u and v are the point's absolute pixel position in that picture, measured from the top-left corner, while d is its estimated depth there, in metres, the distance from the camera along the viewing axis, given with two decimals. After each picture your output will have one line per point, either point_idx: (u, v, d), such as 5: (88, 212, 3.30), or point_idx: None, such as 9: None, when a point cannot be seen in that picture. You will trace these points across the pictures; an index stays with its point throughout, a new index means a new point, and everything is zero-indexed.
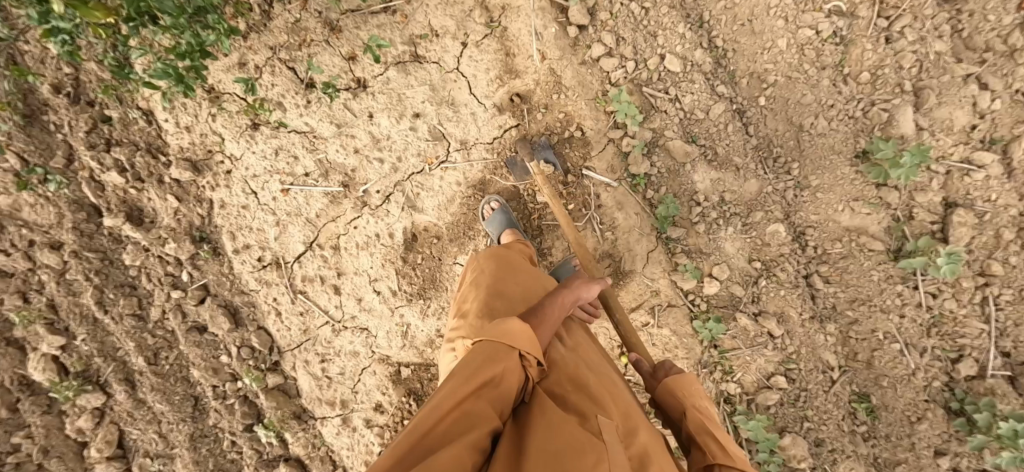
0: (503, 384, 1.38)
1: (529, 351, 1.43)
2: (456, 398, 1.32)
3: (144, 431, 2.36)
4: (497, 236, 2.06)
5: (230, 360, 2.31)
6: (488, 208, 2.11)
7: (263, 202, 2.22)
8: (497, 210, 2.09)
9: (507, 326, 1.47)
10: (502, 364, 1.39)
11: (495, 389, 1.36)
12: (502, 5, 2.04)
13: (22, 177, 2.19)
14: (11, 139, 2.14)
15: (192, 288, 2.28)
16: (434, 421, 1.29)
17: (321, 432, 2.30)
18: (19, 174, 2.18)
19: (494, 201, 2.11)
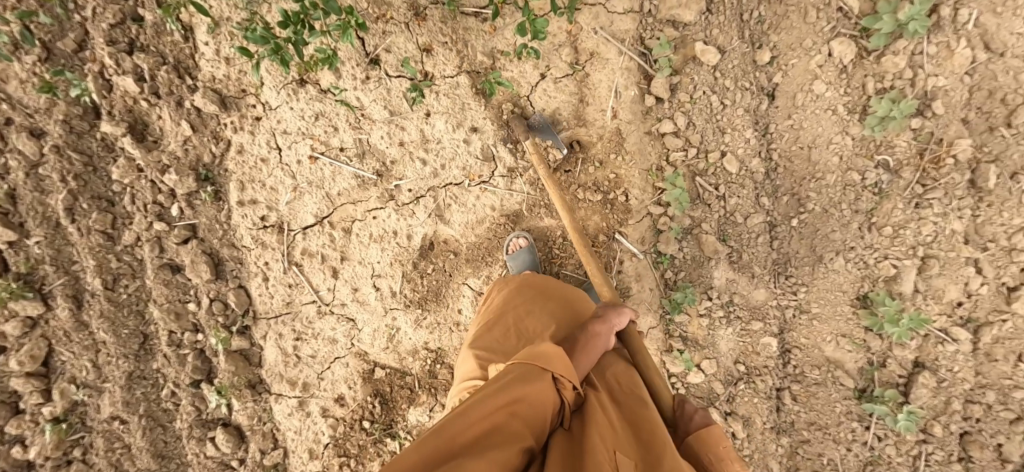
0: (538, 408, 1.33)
1: (564, 376, 1.39)
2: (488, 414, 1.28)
3: (76, 356, 2.17)
4: (516, 274, 2.06)
5: (198, 310, 2.17)
6: (515, 244, 2.09)
7: (284, 161, 2.09)
8: (523, 248, 2.08)
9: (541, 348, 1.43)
10: (536, 384, 1.34)
11: (529, 410, 1.31)
12: (592, 51, 2.03)
13: (19, 48, 1.95)
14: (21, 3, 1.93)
15: (179, 225, 2.12)
16: (462, 435, 1.24)
17: (271, 407, 2.22)
18: (16, 43, 1.94)
19: (523, 238, 2.09)
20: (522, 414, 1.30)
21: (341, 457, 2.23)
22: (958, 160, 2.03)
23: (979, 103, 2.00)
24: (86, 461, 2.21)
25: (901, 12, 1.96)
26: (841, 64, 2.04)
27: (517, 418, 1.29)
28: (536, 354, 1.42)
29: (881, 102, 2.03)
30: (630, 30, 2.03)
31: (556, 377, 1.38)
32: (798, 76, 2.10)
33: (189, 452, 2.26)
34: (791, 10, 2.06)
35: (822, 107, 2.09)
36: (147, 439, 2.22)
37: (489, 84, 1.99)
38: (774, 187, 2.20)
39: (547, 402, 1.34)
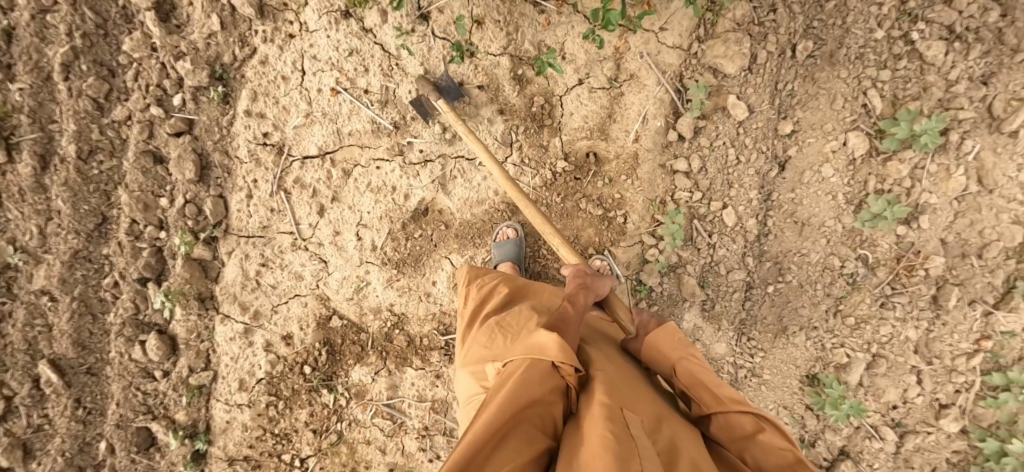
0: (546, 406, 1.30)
1: (566, 364, 1.35)
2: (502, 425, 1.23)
3: (23, 218, 2.03)
4: (497, 262, 2.05)
5: (168, 207, 2.07)
6: (504, 233, 2.09)
7: (305, 85, 2.03)
8: (511, 239, 2.07)
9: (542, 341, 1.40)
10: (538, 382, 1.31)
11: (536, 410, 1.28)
12: (632, 73, 2.07)
13: None
14: None
15: (176, 116, 2.02)
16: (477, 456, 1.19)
17: (214, 327, 2.14)
18: None
19: (513, 228, 2.09)
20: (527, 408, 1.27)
21: (271, 396, 2.15)
22: (928, 274, 2.16)
23: (959, 229, 2.13)
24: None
25: (915, 124, 2.09)
26: (851, 156, 2.13)
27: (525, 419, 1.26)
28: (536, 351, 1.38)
29: (877, 200, 2.14)
30: (672, 64, 2.07)
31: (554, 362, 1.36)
32: (812, 155, 2.18)
33: (113, 350, 2.14)
34: (822, 93, 2.14)
35: (824, 190, 2.17)
36: (72, 324, 2.09)
37: (540, 64, 2.03)
38: (761, 251, 2.28)
39: (552, 397, 1.31)
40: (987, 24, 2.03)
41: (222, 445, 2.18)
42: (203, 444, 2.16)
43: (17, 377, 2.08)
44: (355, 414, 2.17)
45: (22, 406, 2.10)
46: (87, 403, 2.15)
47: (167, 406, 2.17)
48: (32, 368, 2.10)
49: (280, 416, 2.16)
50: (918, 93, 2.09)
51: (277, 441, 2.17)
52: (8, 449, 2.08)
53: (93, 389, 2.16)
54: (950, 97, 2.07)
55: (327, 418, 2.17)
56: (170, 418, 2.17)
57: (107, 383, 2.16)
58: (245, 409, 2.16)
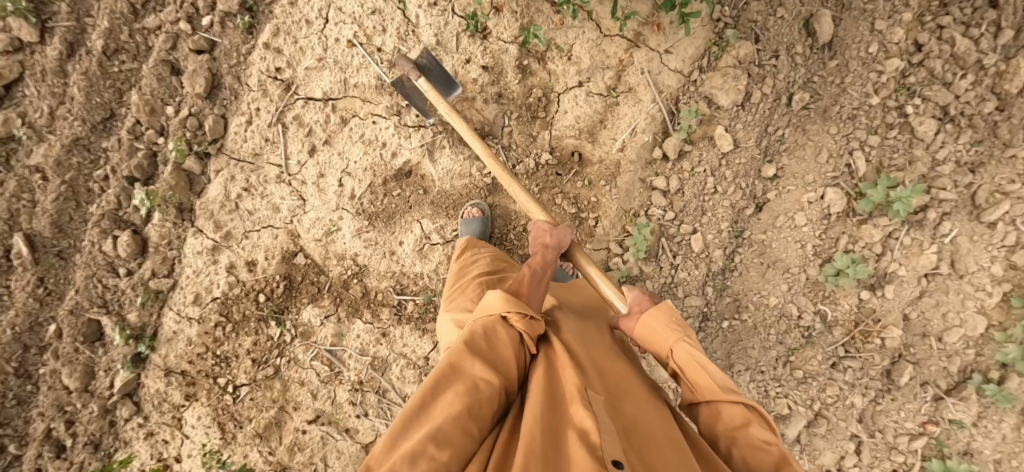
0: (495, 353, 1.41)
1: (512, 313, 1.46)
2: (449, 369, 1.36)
3: (40, 97, 2.18)
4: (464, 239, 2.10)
5: (172, 117, 2.18)
6: (469, 211, 2.14)
7: (325, 32, 2.13)
8: (476, 216, 2.12)
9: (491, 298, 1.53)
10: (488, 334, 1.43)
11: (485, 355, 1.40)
12: (631, 86, 2.14)
13: None
14: None
15: (200, 35, 2.14)
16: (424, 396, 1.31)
17: (186, 238, 2.22)
18: None
19: (478, 207, 2.14)
20: (484, 355, 1.39)
21: (221, 316, 2.21)
22: (884, 344, 2.17)
23: (923, 307, 2.15)
24: None
25: (893, 190, 2.13)
26: (826, 210, 2.17)
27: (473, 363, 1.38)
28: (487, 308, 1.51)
29: (843, 256, 2.16)
30: (671, 84, 2.14)
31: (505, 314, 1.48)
32: (789, 202, 2.21)
33: (87, 239, 2.25)
34: (809, 144, 2.19)
35: (795, 237, 2.20)
36: (55, 207, 2.22)
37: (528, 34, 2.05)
38: (723, 285, 2.29)
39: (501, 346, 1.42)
40: (981, 114, 2.06)
41: (164, 353, 2.25)
42: (146, 349, 2.24)
43: None
44: (296, 353, 2.21)
45: None
46: (48, 284, 2.28)
47: (122, 304, 2.26)
48: (8, 239, 2.23)
49: (225, 339, 2.22)
50: (903, 164, 2.14)
51: (217, 362, 2.24)
52: None
53: (59, 272, 2.28)
54: (935, 174, 2.11)
55: (269, 350, 2.21)
56: (122, 316, 2.26)
57: (72, 269, 2.29)
58: (194, 323, 2.22)
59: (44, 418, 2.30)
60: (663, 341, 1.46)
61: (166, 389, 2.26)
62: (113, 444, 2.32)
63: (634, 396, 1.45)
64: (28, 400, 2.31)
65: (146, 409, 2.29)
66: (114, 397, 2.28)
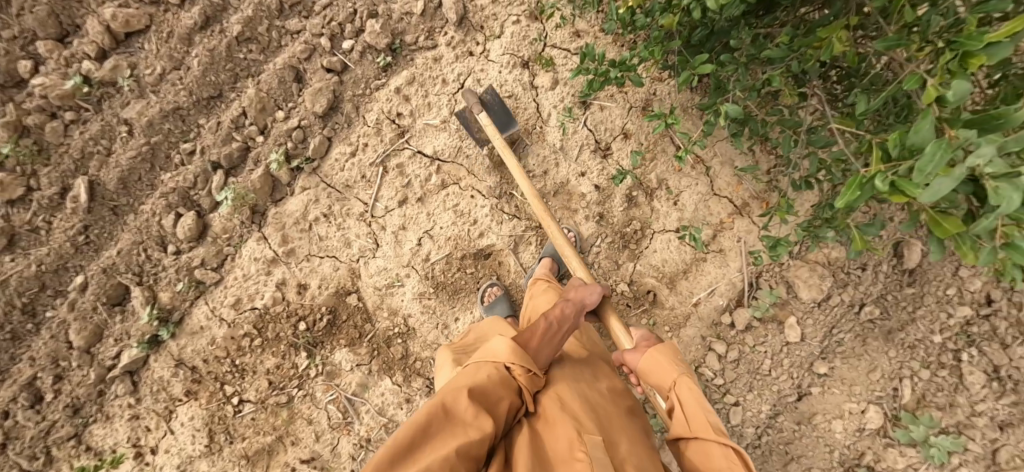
0: (495, 397, 1.43)
1: (515, 365, 1.50)
2: (445, 411, 1.37)
3: (156, 56, 2.15)
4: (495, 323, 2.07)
5: (279, 121, 2.15)
6: (489, 292, 2.12)
7: (457, 97, 2.13)
8: (497, 296, 2.10)
9: (495, 345, 1.56)
10: (488, 378, 1.46)
11: (486, 396, 1.42)
12: (722, 248, 2.18)
13: None
14: None
15: (337, 56, 2.13)
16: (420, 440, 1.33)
17: (247, 240, 2.16)
18: None
19: (495, 285, 2.12)
20: (485, 398, 1.42)
21: (253, 329, 2.14)
22: None
23: None
24: (65, 127, 2.16)
25: (932, 432, 2.16)
26: (863, 425, 2.20)
27: (472, 400, 1.39)
28: (489, 354, 1.55)
29: None
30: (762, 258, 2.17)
31: (508, 364, 1.51)
32: (830, 403, 2.23)
33: (148, 205, 2.18)
34: (865, 357, 2.23)
35: (826, 440, 2.22)
36: (128, 163, 2.16)
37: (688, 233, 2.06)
38: None
39: (502, 390, 1.45)
40: None
41: (182, 343, 2.17)
42: (166, 334, 2.16)
43: (51, 177, 2.16)
44: (315, 390, 2.15)
45: (36, 204, 2.16)
46: (91, 234, 2.19)
47: (158, 280, 2.18)
48: (70, 178, 2.18)
49: (249, 351, 2.15)
50: (943, 403, 2.18)
51: (231, 370, 2.16)
52: None
53: (105, 226, 2.20)
54: (969, 423, 2.14)
55: (289, 378, 2.15)
56: (154, 292, 2.18)
57: (120, 228, 2.21)
58: (224, 325, 2.15)
59: (34, 365, 2.18)
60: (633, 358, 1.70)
61: (169, 380, 2.16)
62: (92, 415, 2.20)
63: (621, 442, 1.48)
64: (22, 338, 2.20)
65: (142, 391, 2.19)
66: (114, 369, 2.18)
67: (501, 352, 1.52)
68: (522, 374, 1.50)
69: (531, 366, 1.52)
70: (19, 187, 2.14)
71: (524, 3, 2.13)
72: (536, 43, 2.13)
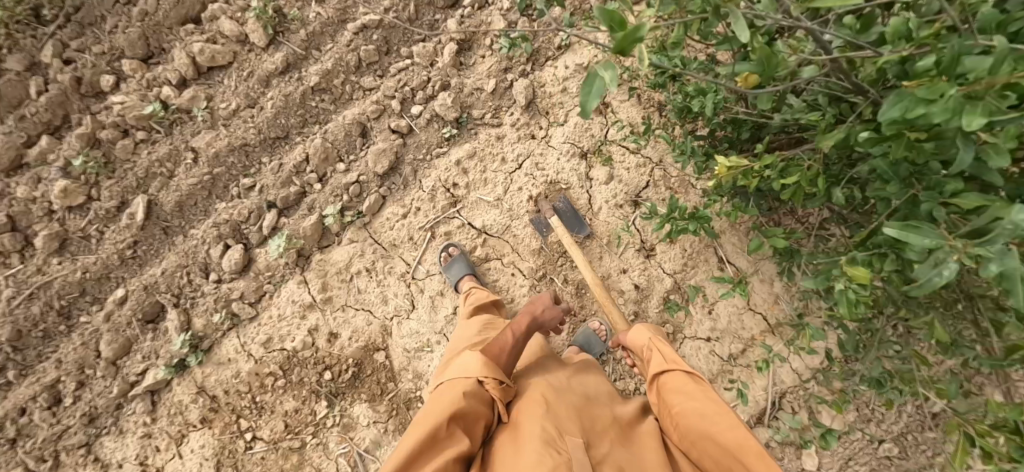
0: (471, 413, 1.48)
1: (487, 380, 1.54)
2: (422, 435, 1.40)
3: (233, 92, 2.24)
4: None
5: (339, 172, 2.22)
6: (444, 256, 2.16)
7: (514, 177, 2.19)
8: (452, 257, 2.14)
9: (466, 364, 1.58)
10: (461, 393, 1.49)
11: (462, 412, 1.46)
12: (749, 364, 2.19)
13: None
14: None
15: (405, 120, 2.21)
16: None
17: (288, 281, 2.21)
18: None
19: (450, 249, 2.16)
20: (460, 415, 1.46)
21: (278, 369, 2.17)
22: None
23: None
24: (135, 146, 2.24)
25: None
26: None
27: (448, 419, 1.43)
28: (462, 370, 1.58)
29: None
30: (789, 381, 2.17)
31: (481, 380, 1.54)
32: None
33: (199, 231, 2.25)
34: None
35: None
36: (188, 189, 2.23)
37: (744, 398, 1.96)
38: None
39: (477, 404, 1.50)
40: None
41: (207, 371, 2.20)
42: (193, 360, 2.20)
43: (112, 190, 2.23)
44: (328, 440, 2.16)
45: (93, 213, 2.24)
46: (139, 249, 2.26)
47: (195, 305, 2.23)
48: (130, 193, 2.25)
49: (271, 389, 2.18)
50: None
51: (249, 405, 2.18)
52: (50, 236, 2.22)
53: (154, 243, 2.26)
54: None
55: (305, 424, 2.16)
56: (189, 317, 2.22)
57: (167, 248, 2.27)
58: (251, 361, 2.18)
59: (59, 368, 2.22)
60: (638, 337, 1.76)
61: (188, 404, 2.18)
62: (107, 426, 2.22)
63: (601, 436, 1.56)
64: (53, 338, 2.26)
65: (160, 412, 2.21)
66: (137, 386, 2.21)
67: (473, 368, 1.55)
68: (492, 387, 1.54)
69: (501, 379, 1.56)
70: (80, 195, 2.22)
71: (592, 97, 2.21)
72: (598, 137, 2.19)
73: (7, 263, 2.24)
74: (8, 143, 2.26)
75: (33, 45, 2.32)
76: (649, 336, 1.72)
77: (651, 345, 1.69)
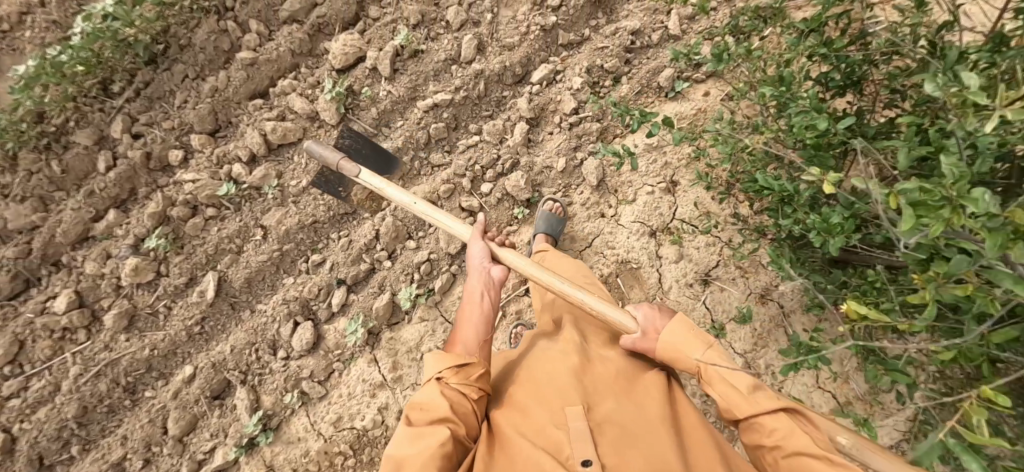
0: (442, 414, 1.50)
1: (447, 372, 1.55)
2: (400, 452, 1.43)
3: (304, 170, 2.27)
4: None
5: (409, 249, 2.24)
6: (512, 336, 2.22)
7: (584, 256, 2.24)
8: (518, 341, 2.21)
9: (427, 364, 1.61)
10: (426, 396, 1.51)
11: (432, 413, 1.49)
12: None
13: (537, 19, 2.28)
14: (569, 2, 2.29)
15: (476, 199, 2.24)
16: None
17: (358, 358, 2.22)
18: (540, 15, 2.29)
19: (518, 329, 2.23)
20: (431, 419, 1.48)
21: (348, 448, 2.12)
22: None
23: None
24: (204, 223, 2.26)
25: None
26: None
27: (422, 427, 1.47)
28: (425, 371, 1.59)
29: None
30: None
31: (442, 374, 1.55)
32: None
33: (268, 307, 2.25)
34: None
35: None
36: (257, 265, 2.24)
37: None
38: None
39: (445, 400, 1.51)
40: None
41: (275, 450, 2.17)
42: (262, 438, 2.17)
43: (181, 267, 2.24)
44: None
45: (162, 289, 2.24)
46: (206, 325, 2.26)
47: (263, 382, 2.22)
48: (199, 269, 2.25)
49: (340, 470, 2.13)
50: None
51: None
52: (119, 314, 2.22)
53: (222, 319, 2.27)
54: None
55: None
56: (257, 394, 2.21)
57: (235, 324, 2.27)
58: (320, 439, 2.15)
59: (125, 447, 2.19)
60: (688, 353, 1.55)
61: None
62: None
63: (605, 395, 1.57)
64: (118, 413, 2.24)
65: None
66: (205, 465, 2.19)
67: (431, 368, 1.57)
68: (456, 379, 1.55)
69: (461, 364, 1.56)
70: (149, 271, 2.22)
71: (660, 176, 2.23)
72: (666, 215, 2.21)
73: (74, 339, 2.23)
74: (76, 218, 2.27)
75: (102, 119, 2.35)
76: (698, 361, 1.52)
77: (712, 371, 1.48)
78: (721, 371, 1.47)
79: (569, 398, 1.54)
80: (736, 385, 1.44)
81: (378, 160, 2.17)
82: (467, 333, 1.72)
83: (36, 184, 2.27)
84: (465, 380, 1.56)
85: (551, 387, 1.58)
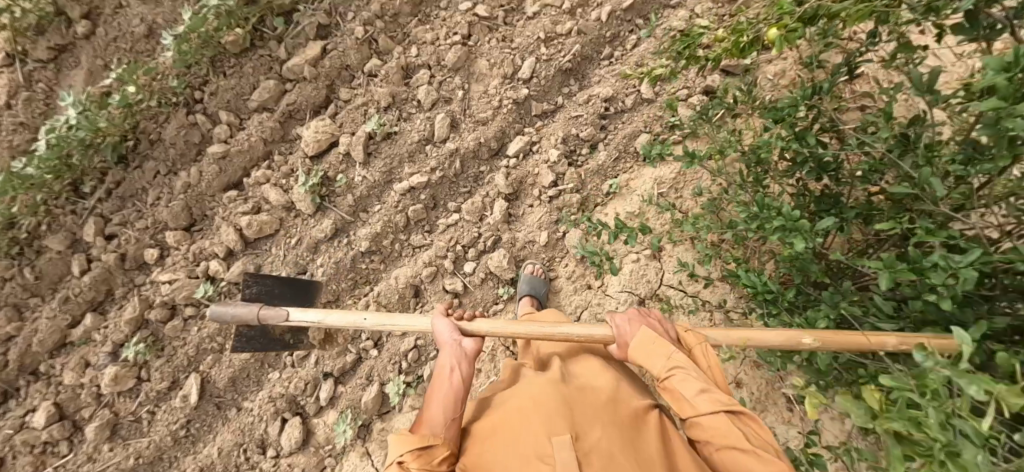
0: None
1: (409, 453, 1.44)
2: None
3: (283, 262, 2.25)
4: None
5: (395, 336, 2.20)
6: None
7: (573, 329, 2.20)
8: None
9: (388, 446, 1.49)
10: None
11: None
12: None
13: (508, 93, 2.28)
14: (539, 75, 2.29)
15: (458, 278, 2.20)
16: None
17: (350, 452, 2.15)
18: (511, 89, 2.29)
19: None
20: None
21: None
22: None
23: None
24: (184, 323, 2.22)
25: None
26: None
27: None
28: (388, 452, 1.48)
29: None
30: None
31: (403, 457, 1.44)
32: None
33: (254, 405, 2.19)
34: None
35: None
36: (240, 363, 2.19)
37: None
38: None
39: None
40: None
41: None
42: None
43: (163, 371, 2.19)
44: None
45: (145, 395, 2.19)
46: (192, 428, 2.20)
47: None
48: (181, 372, 2.21)
49: None
50: None
51: None
52: (101, 425, 2.16)
53: (208, 420, 2.21)
54: None
55: None
56: None
57: (221, 424, 2.21)
58: None
59: None
60: (655, 363, 1.53)
61: None
62: None
63: (592, 422, 1.47)
64: None
65: None
66: None
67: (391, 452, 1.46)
68: (419, 454, 1.44)
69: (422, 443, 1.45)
70: (130, 378, 2.17)
71: (644, 242, 2.21)
72: (654, 283, 2.17)
73: (56, 452, 2.16)
74: (52, 326, 2.20)
75: (74, 221, 2.30)
76: (665, 370, 1.50)
77: (674, 379, 1.47)
78: (690, 377, 1.46)
79: (547, 428, 1.43)
80: (703, 397, 1.41)
81: (293, 292, 2.04)
82: (444, 387, 1.62)
83: (10, 294, 2.22)
84: (429, 457, 1.45)
85: (526, 420, 1.47)
